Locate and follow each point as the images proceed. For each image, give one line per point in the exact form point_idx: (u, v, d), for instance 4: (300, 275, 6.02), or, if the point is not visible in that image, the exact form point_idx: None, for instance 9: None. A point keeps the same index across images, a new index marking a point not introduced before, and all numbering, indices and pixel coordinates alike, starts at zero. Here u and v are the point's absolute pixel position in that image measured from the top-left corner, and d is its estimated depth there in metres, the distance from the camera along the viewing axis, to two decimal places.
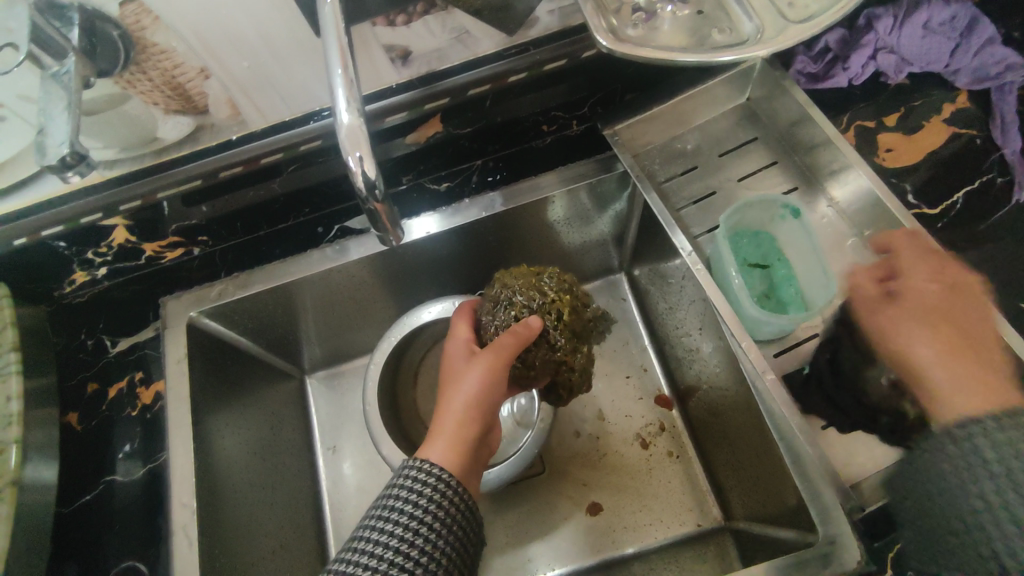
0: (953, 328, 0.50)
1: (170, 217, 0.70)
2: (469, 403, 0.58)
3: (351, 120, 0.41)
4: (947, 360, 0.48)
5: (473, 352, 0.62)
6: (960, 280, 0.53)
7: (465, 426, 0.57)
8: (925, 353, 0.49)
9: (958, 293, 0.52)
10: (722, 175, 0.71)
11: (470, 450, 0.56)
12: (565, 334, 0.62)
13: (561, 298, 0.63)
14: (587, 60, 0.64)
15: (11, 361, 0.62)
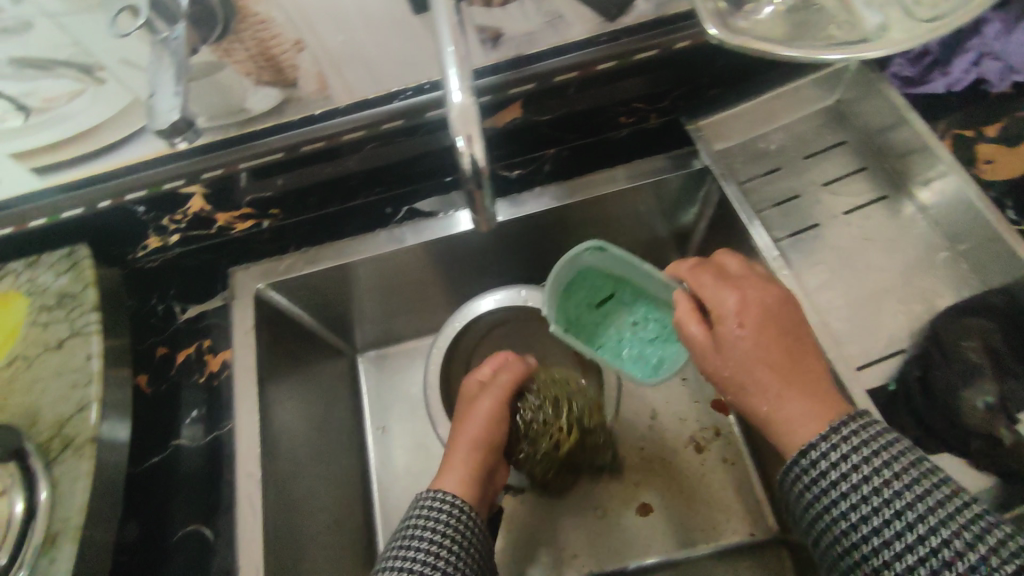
0: (799, 361, 0.52)
1: (246, 188, 0.69)
2: (476, 436, 0.62)
3: (463, 100, 0.40)
4: (788, 397, 0.50)
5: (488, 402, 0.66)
6: (784, 327, 0.53)
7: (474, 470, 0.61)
8: (765, 389, 0.51)
9: (771, 325, 0.53)
10: (807, 177, 0.68)
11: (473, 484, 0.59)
12: (563, 411, 0.70)
13: (554, 391, 0.71)
14: (694, 44, 0.61)
15: (93, 322, 0.64)
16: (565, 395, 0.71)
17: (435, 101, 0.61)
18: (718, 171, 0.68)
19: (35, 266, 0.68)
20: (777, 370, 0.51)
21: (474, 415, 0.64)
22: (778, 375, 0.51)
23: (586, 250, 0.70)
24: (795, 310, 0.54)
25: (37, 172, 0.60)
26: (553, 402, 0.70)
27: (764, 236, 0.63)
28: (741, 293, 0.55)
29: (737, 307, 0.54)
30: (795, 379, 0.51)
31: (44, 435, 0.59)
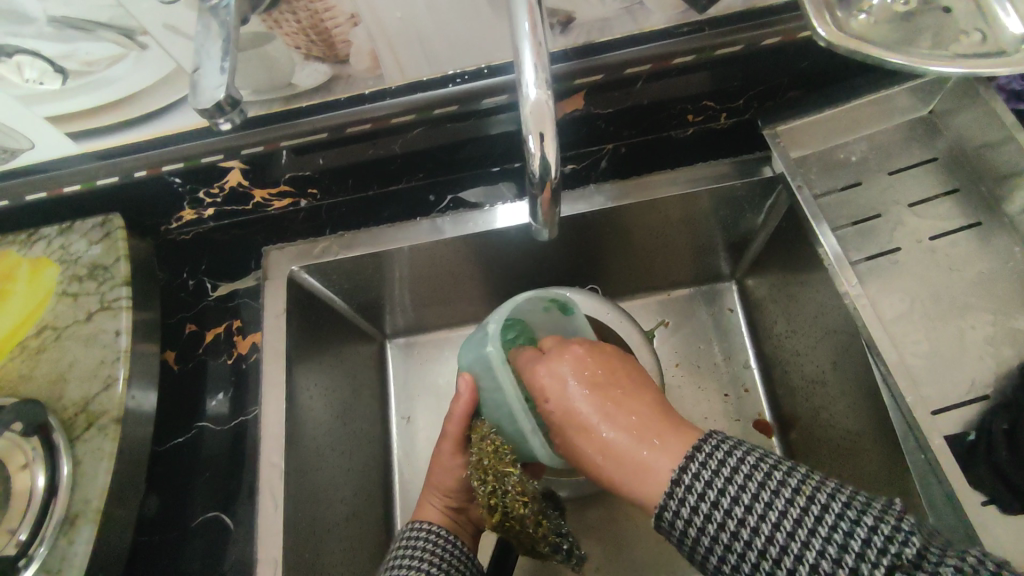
0: (639, 407, 0.50)
1: (287, 165, 0.66)
2: (440, 484, 0.62)
3: (538, 96, 0.36)
4: (635, 441, 0.47)
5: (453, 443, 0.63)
6: (612, 377, 0.53)
7: (440, 511, 0.62)
8: (603, 443, 0.49)
9: (601, 377, 0.52)
10: (890, 194, 0.63)
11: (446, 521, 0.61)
12: (489, 489, 0.55)
13: (483, 460, 0.57)
14: (786, 41, 0.56)
15: (123, 296, 0.62)
16: (499, 464, 0.56)
17: (492, 87, 0.57)
18: (796, 180, 0.62)
19: (69, 233, 0.66)
20: (610, 416, 0.50)
21: (444, 464, 0.63)
22: (619, 425, 0.49)
23: (551, 306, 0.64)
24: (631, 362, 0.56)
25: (74, 138, 0.57)
26: (493, 474, 0.56)
27: (830, 240, 0.59)
28: (573, 354, 0.54)
29: (569, 369, 0.53)
30: (634, 418, 0.49)
31: (69, 411, 0.58)
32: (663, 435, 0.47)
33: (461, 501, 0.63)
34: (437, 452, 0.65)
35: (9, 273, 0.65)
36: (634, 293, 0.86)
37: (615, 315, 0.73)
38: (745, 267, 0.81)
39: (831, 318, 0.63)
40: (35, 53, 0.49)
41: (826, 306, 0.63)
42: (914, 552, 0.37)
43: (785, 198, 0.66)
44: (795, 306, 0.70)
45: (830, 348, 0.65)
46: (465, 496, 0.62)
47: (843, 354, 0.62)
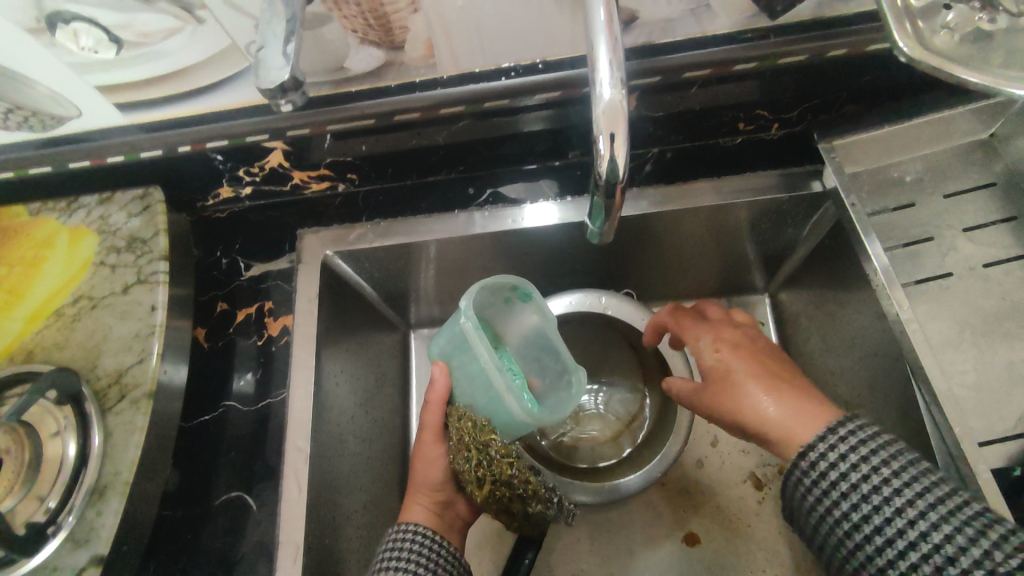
0: (794, 388, 0.53)
1: (329, 149, 0.65)
2: (426, 480, 0.60)
3: (613, 95, 0.35)
4: (785, 404, 0.51)
5: (430, 430, 0.61)
6: (762, 369, 0.55)
7: (427, 505, 0.60)
8: (743, 396, 0.53)
9: (747, 364, 0.56)
10: (943, 218, 0.61)
11: (437, 521, 0.59)
12: (475, 462, 0.56)
13: (464, 439, 0.57)
14: (852, 54, 0.54)
15: (161, 271, 0.62)
16: (481, 436, 0.56)
17: (548, 83, 0.55)
18: (850, 197, 0.61)
19: (109, 204, 0.66)
20: (770, 373, 0.54)
21: (427, 456, 0.61)
22: (783, 391, 0.52)
23: (511, 295, 0.62)
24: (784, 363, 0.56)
25: (120, 108, 0.56)
26: (476, 448, 0.56)
27: (878, 248, 0.58)
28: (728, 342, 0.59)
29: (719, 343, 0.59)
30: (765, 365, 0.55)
31: (102, 382, 0.58)
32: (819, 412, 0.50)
33: (449, 496, 0.61)
34: (416, 446, 0.63)
35: (48, 241, 0.65)
36: (666, 300, 0.84)
37: (650, 322, 0.73)
38: (780, 281, 0.80)
39: (873, 340, 0.61)
40: (91, 20, 0.49)
41: (867, 328, 0.62)
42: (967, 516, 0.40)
43: (832, 215, 0.65)
44: (832, 325, 0.69)
45: (869, 371, 0.63)
46: (450, 489, 0.61)
47: (883, 378, 0.61)
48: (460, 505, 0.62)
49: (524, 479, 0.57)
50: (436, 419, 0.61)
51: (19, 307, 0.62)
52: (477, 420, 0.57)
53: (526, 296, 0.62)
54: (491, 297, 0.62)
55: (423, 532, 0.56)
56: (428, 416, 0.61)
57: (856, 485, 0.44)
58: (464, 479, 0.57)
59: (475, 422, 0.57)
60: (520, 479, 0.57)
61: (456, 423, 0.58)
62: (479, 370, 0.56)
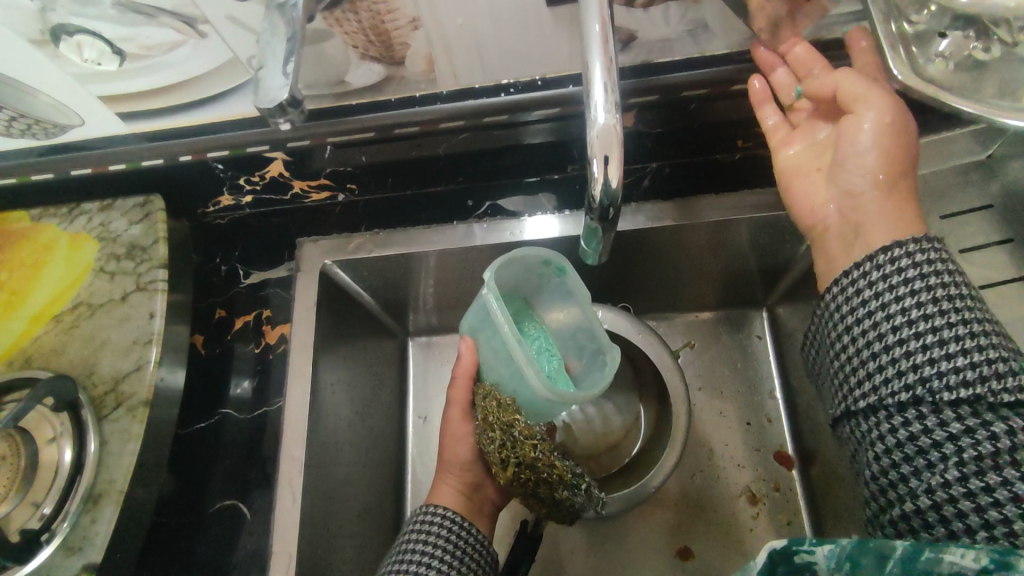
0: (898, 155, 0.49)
1: (330, 159, 0.66)
2: (453, 459, 0.62)
3: (607, 120, 0.36)
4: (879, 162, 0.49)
5: (459, 408, 0.63)
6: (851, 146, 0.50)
7: (453, 484, 0.61)
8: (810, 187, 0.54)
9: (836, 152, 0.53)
10: (940, 239, 0.61)
11: (462, 502, 0.61)
12: (498, 442, 0.56)
13: (489, 416, 0.58)
14: None
15: (160, 278, 0.63)
16: (505, 414, 0.57)
17: (546, 99, 0.56)
18: None
19: (110, 211, 0.66)
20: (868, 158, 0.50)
21: (455, 435, 0.63)
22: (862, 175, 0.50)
23: (544, 270, 0.63)
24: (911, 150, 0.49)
25: (123, 117, 0.57)
26: (500, 428, 0.57)
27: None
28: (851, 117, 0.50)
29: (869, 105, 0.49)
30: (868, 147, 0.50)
31: (99, 389, 0.58)
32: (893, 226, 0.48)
33: (475, 477, 0.62)
34: (446, 424, 0.64)
35: (49, 245, 0.65)
36: (663, 312, 0.84)
37: (646, 335, 0.74)
38: (778, 295, 0.80)
39: None
40: (94, 33, 0.49)
41: None
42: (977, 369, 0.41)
43: None
44: None
45: None
46: (478, 469, 0.62)
47: None
48: (491, 487, 0.63)
49: (550, 461, 0.56)
50: (466, 396, 0.62)
51: (19, 311, 0.62)
52: (501, 396, 0.58)
53: (557, 268, 0.62)
54: (525, 271, 0.63)
55: (440, 509, 0.58)
56: (457, 394, 0.63)
57: (887, 319, 0.44)
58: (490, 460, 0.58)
59: (498, 399, 0.58)
60: (544, 462, 0.56)
61: (483, 400, 0.59)
62: (502, 348, 0.57)
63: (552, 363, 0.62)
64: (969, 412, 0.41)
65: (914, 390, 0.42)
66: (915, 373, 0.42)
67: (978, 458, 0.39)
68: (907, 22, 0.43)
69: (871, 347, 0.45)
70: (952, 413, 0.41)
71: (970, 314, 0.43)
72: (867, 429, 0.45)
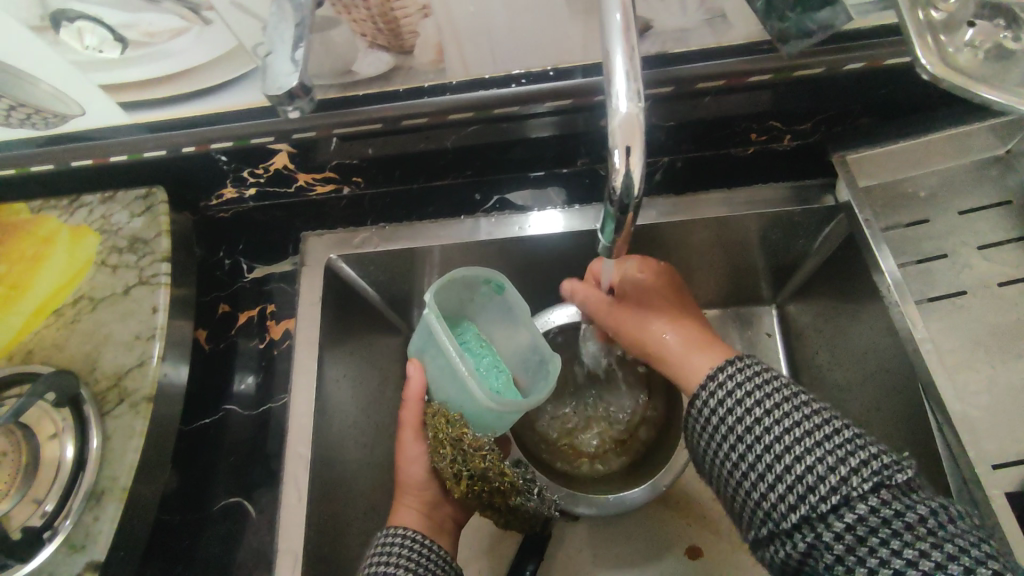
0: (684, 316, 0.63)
1: (335, 151, 0.64)
2: (410, 481, 0.61)
3: (630, 109, 0.35)
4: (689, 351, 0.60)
5: (411, 431, 0.62)
6: (659, 297, 0.64)
7: (410, 505, 0.60)
8: (654, 330, 0.63)
9: (662, 287, 0.64)
10: (958, 235, 0.60)
11: (424, 524, 0.59)
12: (449, 458, 0.58)
13: (438, 433, 0.59)
14: (870, 67, 0.53)
15: (162, 272, 0.62)
16: (455, 430, 0.58)
17: (558, 92, 0.55)
18: (864, 212, 0.60)
19: (111, 203, 0.65)
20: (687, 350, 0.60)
21: (407, 457, 0.62)
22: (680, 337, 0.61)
23: (487, 289, 0.65)
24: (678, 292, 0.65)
25: (126, 107, 0.56)
26: (450, 444, 0.58)
27: (891, 263, 0.57)
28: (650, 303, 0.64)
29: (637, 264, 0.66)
30: (686, 329, 0.62)
31: (101, 384, 0.57)
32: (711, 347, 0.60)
33: (436, 496, 0.61)
34: (399, 447, 0.63)
35: (49, 238, 0.64)
36: None
37: None
38: (788, 292, 0.78)
39: (884, 357, 0.60)
40: (96, 20, 0.48)
41: (878, 343, 0.61)
42: (858, 466, 0.43)
43: (844, 229, 0.64)
44: (840, 339, 0.68)
45: (878, 387, 0.62)
46: (435, 488, 0.61)
47: (892, 396, 0.60)
48: (449, 507, 0.62)
49: (499, 473, 0.58)
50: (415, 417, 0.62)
51: (19, 305, 0.61)
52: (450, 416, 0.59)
53: (500, 288, 0.64)
54: (467, 290, 0.65)
55: (407, 534, 0.56)
56: (404, 417, 0.63)
57: (764, 433, 0.46)
58: (444, 476, 0.59)
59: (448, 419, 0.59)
60: (494, 472, 0.58)
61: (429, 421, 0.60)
62: (449, 363, 0.59)
63: (500, 377, 0.64)
64: (852, 525, 0.41)
65: (800, 508, 0.43)
66: (812, 474, 0.43)
67: (908, 541, 0.40)
68: (935, 9, 0.41)
69: (755, 462, 0.46)
70: (861, 505, 0.42)
71: (824, 406, 0.47)
72: (794, 548, 0.43)
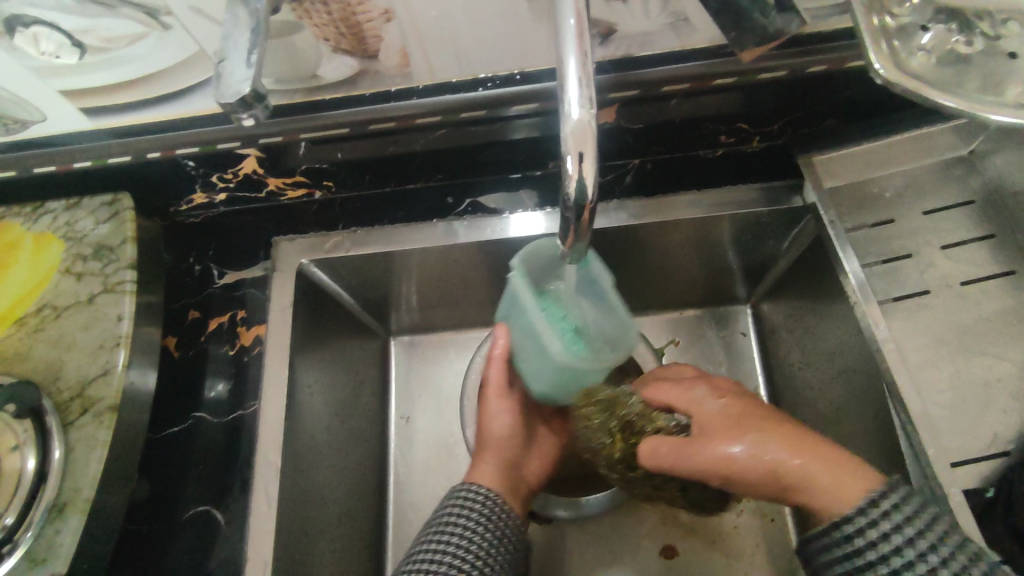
0: (767, 425, 0.51)
1: (305, 155, 0.64)
2: (494, 434, 0.63)
3: (582, 115, 0.35)
4: (798, 456, 0.48)
5: (496, 390, 0.64)
6: (731, 414, 0.53)
7: (497, 456, 0.62)
8: (719, 454, 0.50)
9: (741, 414, 0.53)
10: (922, 235, 0.61)
11: (499, 480, 0.59)
12: (602, 426, 0.59)
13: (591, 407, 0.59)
14: (832, 70, 0.54)
15: (128, 279, 0.61)
16: (611, 402, 0.59)
17: (527, 95, 0.55)
18: (828, 213, 0.61)
19: (76, 209, 0.64)
20: (826, 471, 0.47)
21: (490, 411, 0.64)
22: (808, 455, 0.48)
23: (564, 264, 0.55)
24: (759, 405, 0.54)
25: (88, 113, 0.55)
26: (602, 411, 0.59)
27: (855, 264, 0.58)
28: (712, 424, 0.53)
29: (672, 388, 0.58)
30: (797, 438, 0.50)
31: (65, 394, 0.56)
32: (847, 470, 0.47)
33: (513, 456, 0.63)
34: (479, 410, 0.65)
35: (12, 245, 0.63)
36: (644, 310, 0.83)
37: None
38: (762, 292, 0.79)
39: (851, 356, 0.61)
40: (52, 25, 0.48)
41: (845, 342, 0.62)
42: None
43: (812, 229, 0.65)
44: (809, 339, 0.69)
45: (846, 387, 0.63)
46: (514, 445, 0.63)
47: (860, 394, 0.60)
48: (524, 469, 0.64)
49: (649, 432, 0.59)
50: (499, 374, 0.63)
51: None
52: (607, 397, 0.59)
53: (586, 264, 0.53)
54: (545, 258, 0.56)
55: (484, 491, 0.56)
56: (489, 374, 0.63)
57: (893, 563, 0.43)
58: (597, 447, 0.60)
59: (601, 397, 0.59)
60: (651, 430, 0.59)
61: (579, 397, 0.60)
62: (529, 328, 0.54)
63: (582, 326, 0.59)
64: None
65: None
66: None
67: None
68: (889, 16, 0.42)
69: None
70: None
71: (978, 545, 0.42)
72: None
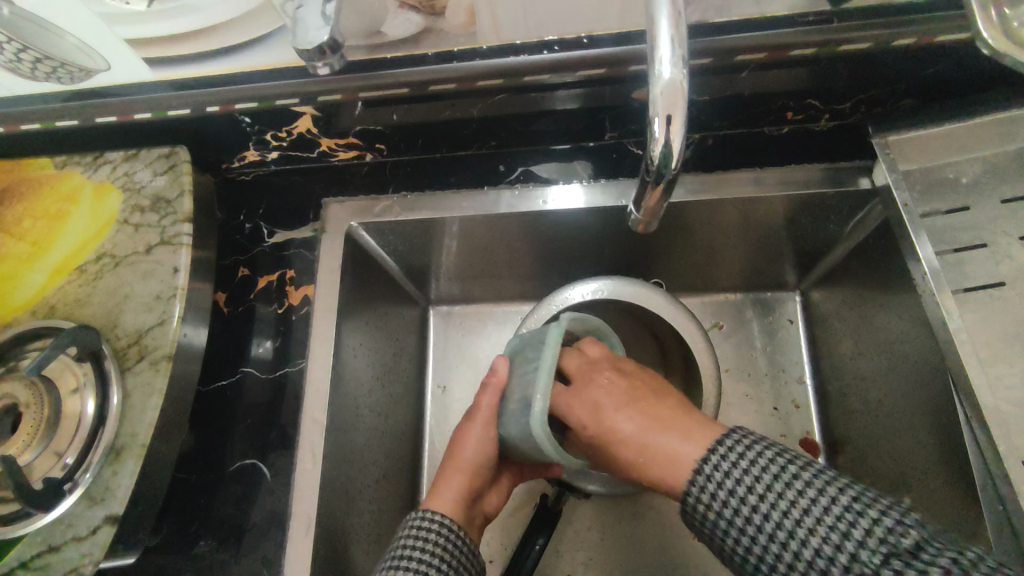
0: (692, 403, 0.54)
1: (361, 117, 0.63)
2: (467, 458, 0.60)
3: (674, 74, 0.33)
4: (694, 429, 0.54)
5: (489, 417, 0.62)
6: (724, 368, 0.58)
7: (467, 480, 0.59)
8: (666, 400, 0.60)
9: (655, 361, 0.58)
10: (999, 225, 0.58)
11: (462, 510, 0.57)
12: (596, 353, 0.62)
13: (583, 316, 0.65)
14: (919, 45, 0.51)
15: (184, 232, 0.61)
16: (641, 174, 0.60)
17: (591, 59, 0.52)
18: (902, 195, 0.58)
19: (134, 161, 0.65)
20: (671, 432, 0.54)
21: (476, 436, 0.61)
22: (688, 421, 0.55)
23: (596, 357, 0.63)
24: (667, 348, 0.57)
25: (150, 63, 0.55)
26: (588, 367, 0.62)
27: (929, 250, 0.55)
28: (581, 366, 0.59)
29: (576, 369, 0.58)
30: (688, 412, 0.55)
31: (122, 342, 0.57)
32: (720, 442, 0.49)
33: (478, 486, 0.60)
34: (461, 430, 0.63)
35: (73, 194, 0.64)
36: (689, 292, 0.82)
37: (675, 311, 0.67)
38: (813, 279, 0.76)
39: (911, 348, 0.59)
40: None
41: (904, 333, 0.60)
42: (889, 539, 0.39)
43: (878, 214, 0.62)
44: (864, 328, 0.67)
45: (903, 378, 0.61)
46: (483, 475, 0.61)
47: (919, 386, 0.58)
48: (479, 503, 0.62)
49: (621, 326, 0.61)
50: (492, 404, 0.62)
51: (41, 261, 0.61)
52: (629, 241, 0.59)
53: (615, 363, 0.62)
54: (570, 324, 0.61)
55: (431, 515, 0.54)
56: (484, 397, 0.62)
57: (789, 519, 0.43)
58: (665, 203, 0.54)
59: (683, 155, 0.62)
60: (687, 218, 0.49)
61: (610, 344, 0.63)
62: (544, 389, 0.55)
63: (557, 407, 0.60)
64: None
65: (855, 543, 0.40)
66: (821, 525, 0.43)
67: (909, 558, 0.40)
68: None
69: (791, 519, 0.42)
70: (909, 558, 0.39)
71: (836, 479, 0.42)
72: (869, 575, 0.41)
